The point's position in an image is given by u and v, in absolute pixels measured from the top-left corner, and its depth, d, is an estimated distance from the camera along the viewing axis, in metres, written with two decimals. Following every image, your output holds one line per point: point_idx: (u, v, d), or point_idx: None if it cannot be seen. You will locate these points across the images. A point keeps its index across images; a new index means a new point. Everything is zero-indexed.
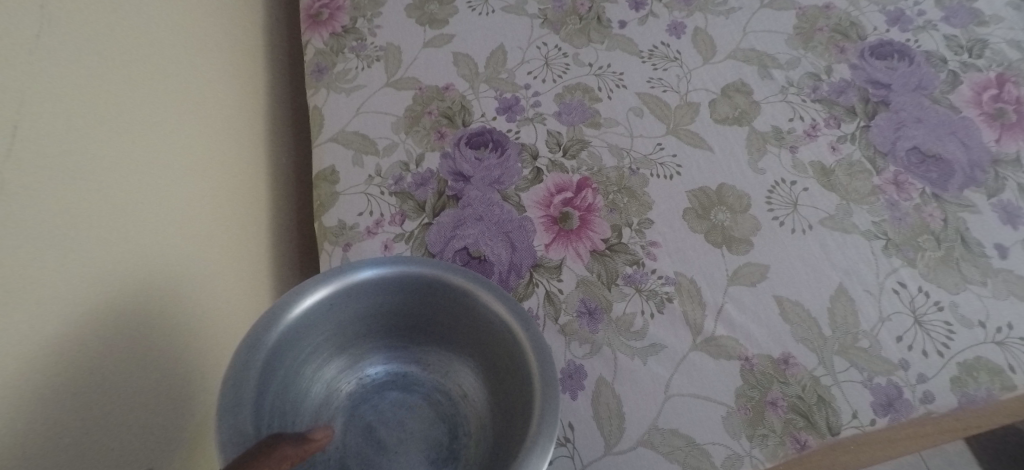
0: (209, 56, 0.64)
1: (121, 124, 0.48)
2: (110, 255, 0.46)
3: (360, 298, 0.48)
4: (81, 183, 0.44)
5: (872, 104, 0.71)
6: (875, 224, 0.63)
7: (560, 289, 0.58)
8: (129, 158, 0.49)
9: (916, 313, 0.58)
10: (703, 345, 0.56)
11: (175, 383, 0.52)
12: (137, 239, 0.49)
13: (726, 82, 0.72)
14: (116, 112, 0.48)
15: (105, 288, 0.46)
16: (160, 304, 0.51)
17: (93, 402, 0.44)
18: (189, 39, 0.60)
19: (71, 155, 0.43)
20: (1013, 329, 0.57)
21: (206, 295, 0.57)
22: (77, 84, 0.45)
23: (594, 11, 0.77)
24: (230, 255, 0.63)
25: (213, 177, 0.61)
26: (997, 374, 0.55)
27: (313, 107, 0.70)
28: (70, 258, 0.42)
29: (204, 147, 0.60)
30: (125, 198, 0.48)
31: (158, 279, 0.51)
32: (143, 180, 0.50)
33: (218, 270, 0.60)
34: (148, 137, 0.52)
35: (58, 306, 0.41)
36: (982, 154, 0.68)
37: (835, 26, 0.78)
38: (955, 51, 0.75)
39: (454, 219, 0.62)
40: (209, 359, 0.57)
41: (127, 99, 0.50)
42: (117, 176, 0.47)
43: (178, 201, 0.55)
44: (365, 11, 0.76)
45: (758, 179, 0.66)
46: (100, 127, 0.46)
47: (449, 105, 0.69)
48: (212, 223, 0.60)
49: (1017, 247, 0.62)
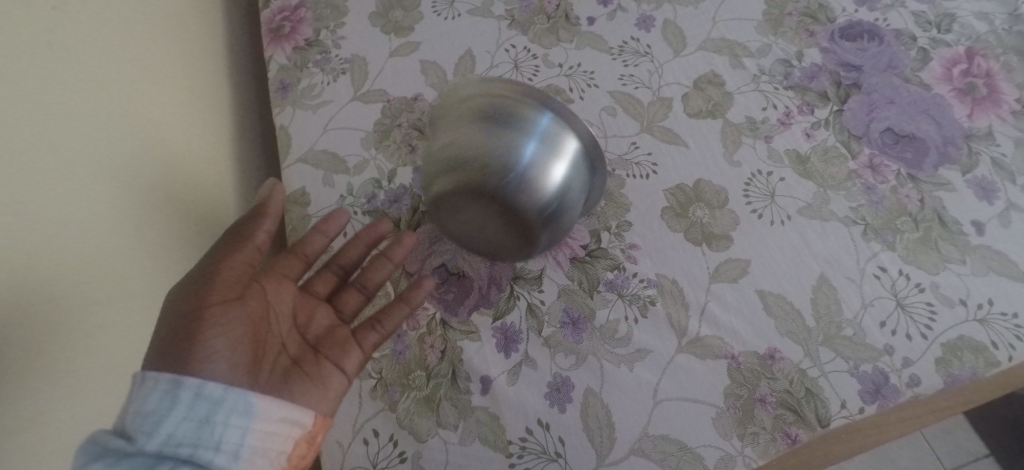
0: (170, 69, 0.63)
1: (96, 115, 0.52)
2: (110, 218, 0.52)
3: (516, 135, 0.56)
4: (70, 181, 0.49)
5: (844, 88, 0.70)
6: (854, 210, 0.63)
7: (542, 300, 0.60)
8: (116, 138, 0.54)
9: (898, 297, 0.58)
10: (689, 347, 0.57)
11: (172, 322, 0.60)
12: (130, 209, 0.55)
13: (698, 74, 0.71)
14: (78, 122, 0.51)
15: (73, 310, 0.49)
16: (150, 265, 0.57)
17: (102, 329, 0.52)
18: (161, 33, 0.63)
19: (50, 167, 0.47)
20: (993, 305, 0.58)
21: (200, 247, 0.64)
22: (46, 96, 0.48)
23: (562, 8, 0.74)
24: (219, 229, 0.69)
25: (184, 190, 0.62)
26: (980, 352, 0.56)
27: (279, 126, 0.69)
28: (66, 240, 0.48)
29: (171, 160, 0.60)
30: (120, 167, 0.54)
31: (149, 245, 0.57)
32: (125, 175, 0.54)
33: (188, 274, 0.62)
34: (121, 147, 0.55)
35: (64, 272, 0.48)
36: (956, 131, 0.67)
37: (803, 10, 0.75)
38: (923, 27, 0.73)
39: (431, 235, 0.63)
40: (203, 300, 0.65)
41: (98, 99, 0.53)
42: (103, 155, 0.52)
43: (144, 218, 0.56)
44: (328, 22, 0.74)
45: (734, 172, 0.65)
46: (78, 126, 0.50)
47: (418, 116, 0.68)
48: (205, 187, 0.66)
49: (993, 222, 0.62)
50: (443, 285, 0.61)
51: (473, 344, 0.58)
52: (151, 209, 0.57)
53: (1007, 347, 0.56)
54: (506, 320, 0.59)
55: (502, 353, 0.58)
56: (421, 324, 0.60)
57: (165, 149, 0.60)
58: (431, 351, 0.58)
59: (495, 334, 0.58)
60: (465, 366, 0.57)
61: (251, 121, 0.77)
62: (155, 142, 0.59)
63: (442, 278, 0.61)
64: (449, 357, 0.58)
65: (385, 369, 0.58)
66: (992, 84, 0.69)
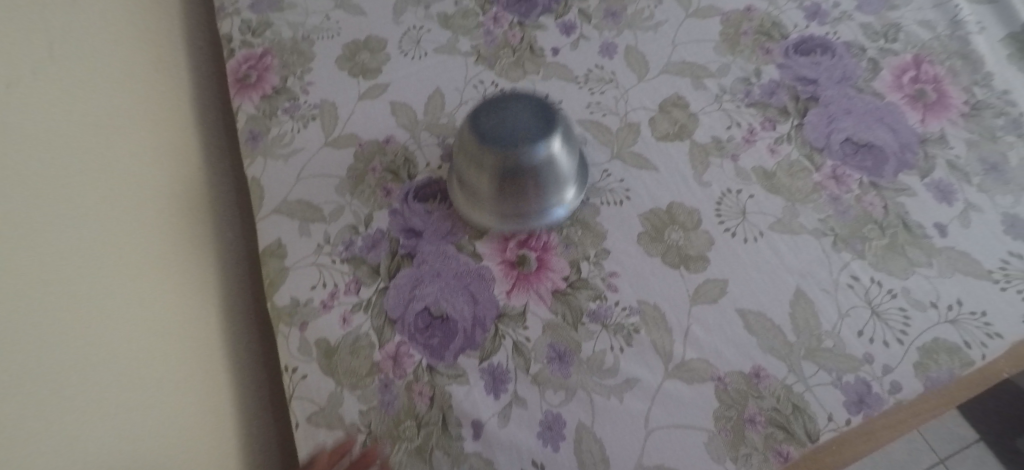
0: (123, 106, 0.63)
1: (53, 147, 0.53)
2: (84, 242, 0.52)
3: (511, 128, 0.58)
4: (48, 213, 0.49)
5: (802, 101, 0.71)
6: (822, 221, 0.64)
7: (527, 337, 0.60)
8: (75, 170, 0.54)
9: (872, 305, 0.60)
10: (674, 372, 0.58)
11: (180, 360, 0.59)
12: (102, 236, 0.54)
13: (662, 97, 0.72)
14: (45, 157, 0.51)
15: (91, 360, 0.49)
16: (143, 293, 0.57)
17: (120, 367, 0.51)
18: (111, 79, 0.64)
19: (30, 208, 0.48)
20: (963, 305, 0.60)
21: (184, 280, 0.64)
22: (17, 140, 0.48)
23: (526, 40, 0.75)
24: (202, 260, 0.68)
25: (163, 241, 0.63)
26: (955, 353, 0.58)
27: (252, 178, 0.69)
28: (57, 273, 0.48)
29: (144, 215, 0.62)
30: (78, 197, 0.53)
31: (136, 274, 0.57)
32: (90, 203, 0.54)
33: (189, 319, 0.63)
34: (86, 176, 0.55)
35: (60, 309, 0.47)
36: (911, 136, 0.68)
37: (757, 27, 0.76)
38: (872, 38, 0.75)
39: (411, 278, 0.63)
40: (203, 335, 0.64)
41: (57, 130, 0.54)
42: (66, 185, 0.52)
43: (137, 263, 0.58)
44: (295, 68, 0.74)
45: (704, 193, 0.66)
46: (43, 162, 0.51)
47: (391, 159, 0.68)
48: (173, 213, 0.66)
49: (954, 224, 0.64)
50: (427, 330, 0.60)
51: (461, 388, 0.58)
52: (137, 261, 0.58)
53: (980, 345, 0.58)
54: (493, 360, 0.59)
55: (492, 395, 0.58)
56: (408, 372, 0.59)
57: (136, 205, 0.61)
58: (419, 399, 0.58)
59: (483, 375, 0.58)
60: (455, 411, 0.57)
61: (222, 171, 0.79)
62: (127, 199, 0.60)
63: (426, 322, 0.60)
64: (438, 404, 0.58)
65: (374, 422, 0.58)
66: (941, 89, 0.71)
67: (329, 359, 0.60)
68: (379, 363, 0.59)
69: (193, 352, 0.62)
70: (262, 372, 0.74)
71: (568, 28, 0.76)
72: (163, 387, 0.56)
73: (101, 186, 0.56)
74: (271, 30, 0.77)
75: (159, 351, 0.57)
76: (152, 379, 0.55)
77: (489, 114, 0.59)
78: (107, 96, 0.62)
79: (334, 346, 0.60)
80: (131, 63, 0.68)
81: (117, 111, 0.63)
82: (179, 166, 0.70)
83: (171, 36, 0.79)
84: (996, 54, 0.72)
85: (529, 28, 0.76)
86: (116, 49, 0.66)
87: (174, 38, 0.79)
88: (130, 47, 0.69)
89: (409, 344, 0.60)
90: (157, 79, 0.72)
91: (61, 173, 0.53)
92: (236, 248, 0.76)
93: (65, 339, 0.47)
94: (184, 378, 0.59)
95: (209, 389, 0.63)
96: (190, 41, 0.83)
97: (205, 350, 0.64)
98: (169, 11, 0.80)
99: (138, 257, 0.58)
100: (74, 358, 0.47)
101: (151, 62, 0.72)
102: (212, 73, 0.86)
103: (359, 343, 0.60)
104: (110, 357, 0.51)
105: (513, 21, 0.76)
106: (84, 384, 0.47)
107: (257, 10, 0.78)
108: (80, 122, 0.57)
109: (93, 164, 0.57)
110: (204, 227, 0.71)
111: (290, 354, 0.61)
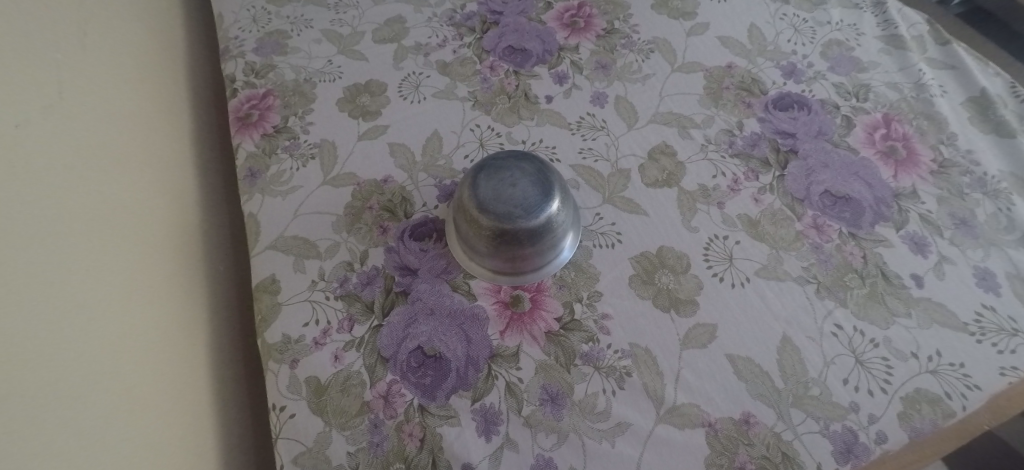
0: (133, 128, 0.65)
1: (71, 165, 0.53)
2: (90, 271, 0.52)
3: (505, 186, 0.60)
4: (54, 232, 0.49)
5: (783, 153, 0.73)
6: (805, 269, 0.66)
7: (520, 378, 0.60)
8: (86, 190, 0.54)
9: (856, 353, 0.61)
10: (666, 416, 0.58)
11: (171, 383, 0.58)
12: (106, 267, 0.54)
13: (651, 145, 0.74)
14: (63, 177, 0.52)
15: (77, 397, 0.47)
16: (141, 315, 0.57)
17: (113, 394, 0.50)
18: (125, 99, 0.65)
19: (39, 220, 0.48)
20: (942, 356, 0.62)
21: (178, 305, 0.63)
22: (38, 154, 0.50)
23: (521, 88, 0.77)
24: (195, 288, 0.68)
25: (155, 272, 0.61)
26: (937, 404, 0.59)
27: (248, 213, 0.69)
28: (62, 295, 0.48)
29: (141, 240, 0.60)
30: (88, 221, 0.54)
31: (136, 294, 0.57)
32: (96, 231, 0.54)
33: (176, 355, 0.61)
34: (95, 200, 0.55)
35: (61, 330, 0.47)
36: (885, 190, 0.71)
37: (739, 83, 0.78)
38: (844, 97, 0.78)
39: (405, 316, 0.62)
40: (191, 361, 0.63)
41: (78, 151, 0.55)
42: (78, 208, 0.53)
43: (136, 281, 0.57)
44: (297, 108, 0.75)
45: (693, 238, 0.68)
46: (61, 183, 0.52)
47: (389, 197, 0.69)
48: (169, 242, 0.65)
49: (930, 275, 0.66)
50: (419, 369, 0.60)
51: (453, 430, 0.57)
52: (128, 293, 0.56)
53: (960, 396, 0.60)
54: (485, 401, 0.58)
55: (483, 437, 0.57)
56: (398, 412, 0.58)
57: (131, 233, 0.59)
58: (410, 440, 0.57)
59: (475, 417, 0.58)
60: (445, 454, 0.56)
61: (216, 203, 0.78)
62: (122, 227, 0.58)
63: (419, 361, 0.60)
64: (429, 446, 0.57)
65: (362, 463, 0.56)
66: (910, 147, 0.74)
67: (319, 398, 0.59)
68: (370, 402, 0.58)
69: (178, 389, 0.59)
70: (241, 411, 0.71)
71: (560, 77, 0.79)
72: (146, 427, 0.53)
73: (111, 215, 0.57)
74: (275, 71, 0.78)
75: (143, 387, 0.54)
76: (136, 417, 0.52)
77: (489, 174, 0.60)
78: (122, 114, 0.63)
79: (324, 384, 0.59)
80: (135, 88, 0.67)
81: (128, 133, 0.64)
82: (178, 191, 0.70)
83: (176, 71, 0.79)
84: (960, 116, 0.77)
85: (524, 76, 0.78)
86: (121, 72, 0.65)
87: (178, 71, 0.79)
88: (141, 71, 0.70)
89: (401, 383, 0.59)
90: (158, 103, 0.72)
91: (58, 199, 0.51)
92: (226, 276, 0.75)
93: (49, 375, 0.45)
94: (169, 417, 0.56)
95: (191, 429, 0.60)
96: (195, 78, 0.84)
97: (189, 386, 0.62)
98: (176, 47, 0.81)
99: (129, 289, 0.56)
100: (58, 395, 0.45)
101: (153, 88, 0.71)
102: (212, 107, 0.85)
103: (349, 381, 0.59)
104: (102, 398, 0.49)
105: (508, 69, 0.79)
106: (68, 424, 0.45)
107: (261, 54, 0.79)
108: (99, 146, 0.58)
109: (93, 189, 0.55)
110: (196, 258, 0.69)
111: (279, 392, 0.59)
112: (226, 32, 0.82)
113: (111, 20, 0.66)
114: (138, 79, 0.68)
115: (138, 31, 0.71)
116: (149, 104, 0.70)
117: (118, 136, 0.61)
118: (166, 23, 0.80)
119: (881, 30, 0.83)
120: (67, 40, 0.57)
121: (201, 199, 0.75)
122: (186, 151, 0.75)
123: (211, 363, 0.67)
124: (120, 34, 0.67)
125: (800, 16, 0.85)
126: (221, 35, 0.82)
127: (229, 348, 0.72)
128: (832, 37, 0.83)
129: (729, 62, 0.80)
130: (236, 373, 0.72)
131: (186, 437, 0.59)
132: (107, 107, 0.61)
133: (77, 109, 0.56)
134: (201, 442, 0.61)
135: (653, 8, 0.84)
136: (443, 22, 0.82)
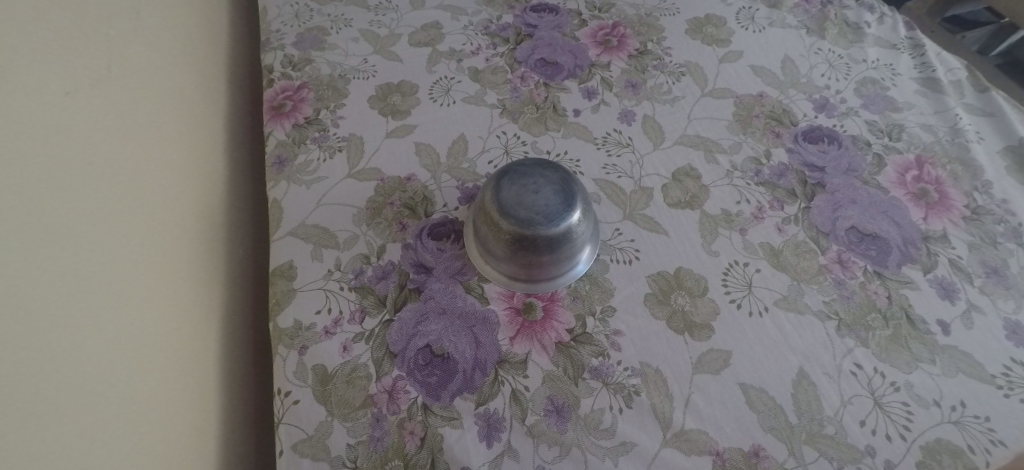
0: (170, 100, 0.66)
1: (114, 130, 0.55)
2: (117, 234, 0.53)
3: (527, 188, 0.60)
4: (87, 192, 0.50)
5: (809, 186, 0.72)
6: (826, 303, 0.64)
7: (526, 386, 0.59)
8: (124, 156, 0.56)
9: (874, 396, 0.59)
10: (673, 440, 0.57)
11: (179, 350, 0.59)
12: (132, 237, 0.55)
13: (676, 166, 0.73)
14: (103, 139, 0.53)
15: (85, 376, 0.46)
16: (158, 280, 0.57)
17: (127, 363, 0.51)
18: (166, 71, 0.66)
19: (76, 179, 0.49)
20: (965, 407, 0.59)
21: (194, 274, 0.64)
22: (84, 115, 0.51)
23: (550, 100, 0.78)
24: (212, 260, 0.68)
25: (175, 263, 0.61)
26: (958, 457, 0.57)
27: (273, 199, 0.70)
28: (87, 254, 0.49)
29: (165, 208, 0.61)
30: (124, 184, 0.55)
31: (153, 258, 0.57)
32: (127, 200, 0.55)
33: (185, 346, 0.60)
34: (130, 166, 0.57)
35: (83, 297, 0.48)
36: (914, 232, 0.69)
37: (769, 113, 0.78)
38: (876, 135, 0.77)
39: (416, 313, 0.62)
40: (200, 331, 0.64)
41: (123, 117, 0.57)
42: (115, 169, 0.54)
43: (156, 247, 0.58)
44: (329, 102, 0.76)
45: (712, 262, 0.67)
46: (101, 145, 0.53)
47: (410, 195, 0.70)
48: (191, 212, 0.66)
49: (957, 322, 0.64)
50: (425, 367, 0.59)
51: (454, 432, 0.57)
52: (147, 259, 0.56)
53: (983, 451, 0.57)
54: (489, 406, 0.58)
55: (484, 443, 0.56)
56: (401, 408, 0.58)
57: (155, 221, 0.59)
58: (410, 438, 0.56)
59: (477, 421, 0.57)
60: (445, 456, 0.56)
61: (240, 186, 0.80)
62: (146, 214, 0.58)
63: (426, 360, 0.59)
64: (429, 446, 0.56)
65: (361, 456, 0.56)
66: (943, 190, 0.72)
67: (323, 387, 0.59)
68: (374, 395, 0.58)
69: (182, 381, 0.58)
70: (245, 407, 0.71)
71: (590, 92, 0.79)
72: (146, 417, 0.52)
73: (141, 180, 0.58)
74: (311, 65, 0.80)
75: (148, 368, 0.53)
76: (137, 401, 0.51)
77: (512, 178, 0.61)
78: (163, 87, 0.65)
79: (331, 374, 0.59)
80: (175, 79, 0.68)
81: (164, 105, 0.65)
82: (204, 166, 0.71)
83: (216, 61, 0.81)
84: (996, 165, 0.75)
85: (554, 89, 0.79)
86: (165, 49, 0.67)
87: (218, 65, 0.81)
88: (184, 47, 0.71)
89: (406, 380, 0.59)
90: (195, 81, 0.73)
91: (87, 180, 0.51)
92: (242, 257, 0.76)
93: (73, 354, 0.45)
94: (171, 411, 0.55)
95: (192, 424, 0.59)
96: (234, 71, 0.86)
97: (194, 382, 0.61)
98: (220, 37, 0.83)
99: (145, 267, 0.56)
100: (68, 369, 0.45)
101: (192, 68, 0.73)
102: (246, 100, 0.88)
103: (355, 373, 0.59)
104: (116, 376, 0.49)
105: (539, 81, 0.79)
106: (73, 401, 0.45)
107: (300, 48, 0.81)
108: (138, 115, 0.59)
109: (131, 154, 0.57)
110: (214, 233, 0.70)
111: (284, 377, 0.59)
112: (268, 25, 0.84)
113: (159, 8, 0.67)
114: (179, 55, 0.70)
115: (184, 22, 0.72)
116: (187, 79, 0.71)
117: (155, 108, 0.63)
118: (212, 13, 0.82)
119: (918, 72, 0.83)
120: (121, 15, 0.59)
121: (225, 177, 0.77)
122: (217, 132, 0.76)
123: (217, 356, 0.67)
124: (166, 25, 0.68)
125: (835, 51, 0.84)
126: (264, 27, 0.84)
127: (237, 330, 0.72)
128: (867, 75, 0.82)
129: (760, 91, 0.79)
130: (242, 372, 0.72)
131: (191, 407, 0.59)
132: (149, 78, 0.62)
133: (123, 79, 0.58)
134: (203, 414, 0.61)
135: (688, 34, 0.85)
136: (478, 31, 0.84)
